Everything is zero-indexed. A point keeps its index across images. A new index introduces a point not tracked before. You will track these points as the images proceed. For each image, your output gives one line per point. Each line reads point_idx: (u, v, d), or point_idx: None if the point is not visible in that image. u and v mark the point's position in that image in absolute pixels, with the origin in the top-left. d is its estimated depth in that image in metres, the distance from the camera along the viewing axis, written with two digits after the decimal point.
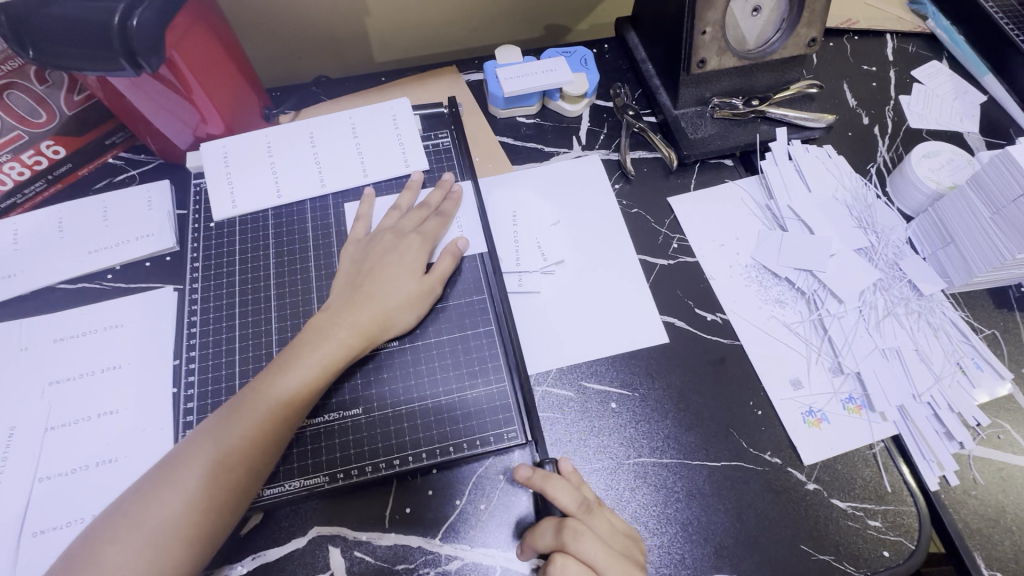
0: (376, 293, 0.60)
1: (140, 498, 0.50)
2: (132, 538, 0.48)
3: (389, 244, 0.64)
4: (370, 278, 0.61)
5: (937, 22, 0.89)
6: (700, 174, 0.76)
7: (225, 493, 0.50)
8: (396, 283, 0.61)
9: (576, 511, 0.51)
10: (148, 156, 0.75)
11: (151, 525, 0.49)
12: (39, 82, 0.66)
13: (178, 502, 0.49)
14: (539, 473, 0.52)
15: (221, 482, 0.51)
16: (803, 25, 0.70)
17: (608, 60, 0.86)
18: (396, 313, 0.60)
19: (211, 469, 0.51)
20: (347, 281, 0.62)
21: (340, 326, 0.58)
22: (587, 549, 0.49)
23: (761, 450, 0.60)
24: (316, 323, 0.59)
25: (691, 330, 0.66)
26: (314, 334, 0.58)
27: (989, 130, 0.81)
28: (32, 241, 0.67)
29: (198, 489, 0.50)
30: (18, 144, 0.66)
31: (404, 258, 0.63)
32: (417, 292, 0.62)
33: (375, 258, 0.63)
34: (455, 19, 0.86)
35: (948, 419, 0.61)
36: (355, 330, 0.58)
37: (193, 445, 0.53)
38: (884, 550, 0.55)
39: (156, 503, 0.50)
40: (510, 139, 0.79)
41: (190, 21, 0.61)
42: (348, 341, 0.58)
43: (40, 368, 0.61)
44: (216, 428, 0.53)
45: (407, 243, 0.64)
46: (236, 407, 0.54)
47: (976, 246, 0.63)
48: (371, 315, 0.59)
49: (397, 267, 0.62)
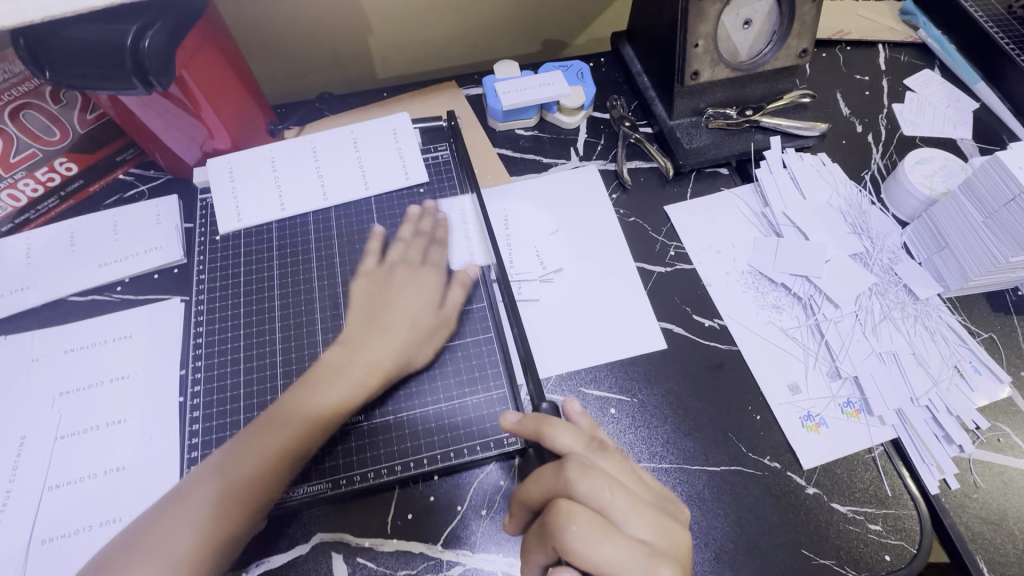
0: (390, 327, 0.62)
1: (152, 521, 0.52)
2: (145, 559, 0.50)
3: (406, 276, 0.66)
4: (382, 318, 0.63)
5: (928, 32, 0.91)
6: (696, 183, 0.78)
7: (234, 520, 0.52)
8: (411, 314, 0.63)
9: (580, 451, 0.48)
10: (158, 172, 0.78)
11: (162, 550, 0.50)
12: (53, 102, 0.68)
13: (189, 529, 0.51)
14: (532, 417, 0.50)
15: (230, 507, 0.53)
16: (793, 38, 0.72)
17: (604, 73, 0.88)
18: (414, 349, 0.62)
19: (221, 498, 0.53)
20: (363, 312, 0.64)
21: (360, 358, 0.60)
22: (595, 484, 0.44)
23: (761, 455, 0.60)
24: (335, 354, 0.61)
25: (688, 336, 0.67)
26: (332, 367, 0.60)
27: (983, 137, 0.81)
28: (45, 254, 0.69)
29: (211, 508, 0.52)
30: (33, 161, 0.69)
31: (421, 292, 0.65)
32: (434, 324, 0.64)
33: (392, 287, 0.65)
34: (454, 35, 0.88)
35: (947, 422, 0.61)
36: (372, 365, 0.60)
37: (206, 472, 0.54)
38: (885, 554, 0.55)
39: (169, 527, 0.51)
40: (509, 151, 0.81)
41: (200, 42, 0.63)
42: (367, 374, 0.59)
43: (50, 378, 0.62)
44: (232, 455, 0.55)
45: (424, 277, 0.66)
46: (251, 438, 0.56)
47: (969, 250, 0.64)
48: (389, 348, 0.61)
49: (409, 305, 0.64)
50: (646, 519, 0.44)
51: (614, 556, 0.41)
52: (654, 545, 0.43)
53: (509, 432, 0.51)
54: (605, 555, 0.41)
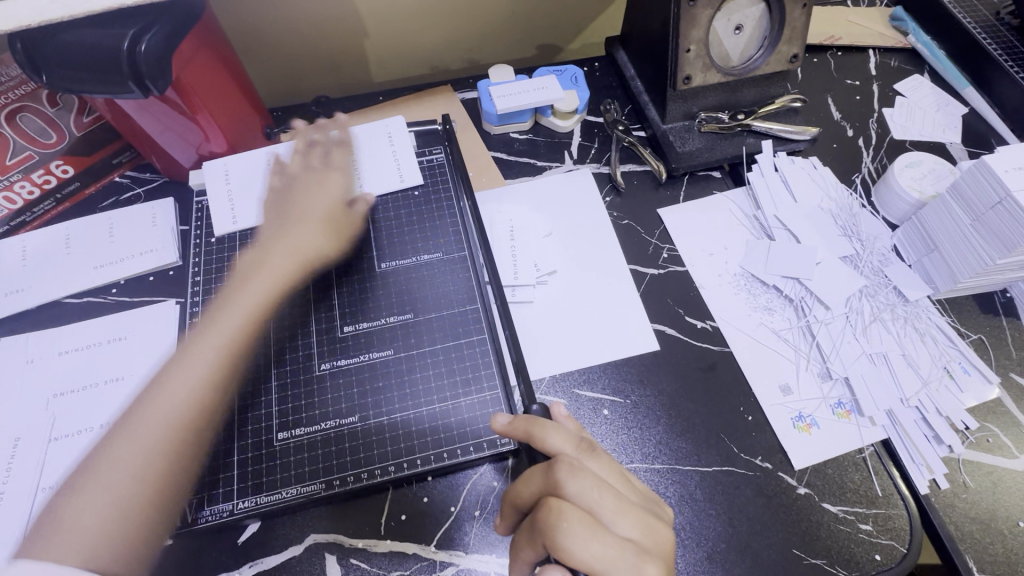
0: (290, 236, 0.67)
1: (103, 448, 0.53)
2: (99, 484, 0.51)
3: (312, 183, 0.71)
4: (336, 232, 0.69)
5: (918, 37, 0.92)
6: (689, 187, 0.78)
7: (193, 429, 0.56)
8: (306, 229, 0.68)
9: (569, 453, 0.48)
10: (154, 174, 0.78)
11: (116, 473, 0.52)
12: (50, 105, 0.71)
13: (139, 451, 0.53)
14: (523, 418, 0.51)
15: (186, 422, 0.56)
16: (783, 43, 0.73)
17: (598, 77, 0.89)
18: (311, 255, 0.67)
19: (175, 417, 0.55)
20: (273, 217, 0.69)
21: (254, 281, 0.65)
22: (584, 484, 0.44)
23: (752, 455, 0.61)
24: (243, 264, 0.67)
25: (681, 338, 0.67)
26: (226, 294, 0.64)
27: (972, 141, 0.82)
28: (40, 256, 0.69)
29: (164, 421, 0.55)
30: (31, 163, 0.71)
31: (324, 192, 0.70)
32: (326, 227, 0.69)
33: (298, 191, 0.70)
34: (449, 40, 0.89)
35: (936, 423, 0.62)
36: (271, 279, 0.65)
37: (153, 395, 0.57)
38: (876, 554, 0.56)
39: (118, 453, 0.53)
40: (504, 154, 0.81)
41: (196, 47, 0.63)
42: (271, 283, 0.65)
43: (44, 380, 0.62)
44: (180, 369, 0.58)
45: (329, 175, 0.72)
46: (194, 347, 0.60)
47: (957, 252, 0.65)
48: (288, 260, 0.66)
49: (314, 206, 0.69)
50: (633, 519, 0.44)
51: (602, 553, 0.41)
52: (640, 543, 0.43)
53: (500, 434, 0.52)
54: (592, 553, 0.41)
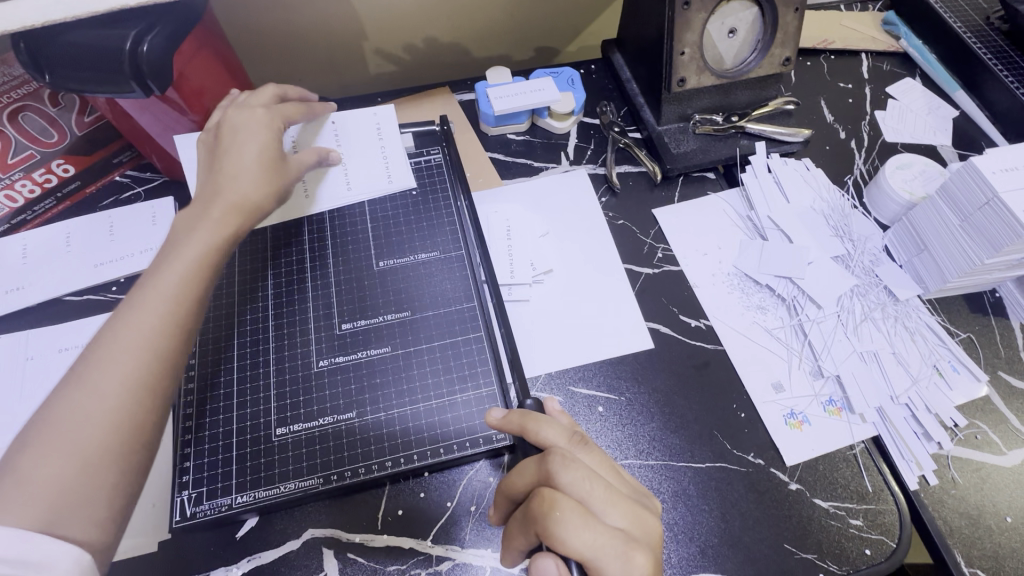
0: (234, 173, 0.60)
1: (49, 407, 0.45)
2: (56, 445, 0.43)
3: (239, 120, 0.63)
4: (271, 176, 0.62)
5: (909, 42, 0.93)
6: (684, 188, 0.79)
7: (155, 380, 0.47)
8: (242, 162, 0.60)
9: (562, 445, 0.49)
10: (154, 174, 0.78)
11: (79, 425, 0.44)
12: (51, 104, 0.73)
13: (106, 397, 0.45)
14: (517, 412, 0.52)
15: (143, 374, 0.47)
16: (776, 46, 0.74)
17: (595, 79, 0.90)
18: (255, 193, 0.60)
19: (134, 363, 0.47)
20: (205, 167, 0.61)
21: (206, 216, 0.57)
22: (577, 475, 0.45)
23: (744, 451, 0.62)
24: (182, 217, 0.57)
25: (675, 336, 0.68)
26: (168, 243, 0.55)
27: (962, 144, 0.84)
28: (41, 254, 0.70)
29: (124, 374, 0.46)
30: (32, 162, 0.73)
31: (256, 131, 0.62)
32: (270, 159, 0.62)
33: (226, 141, 0.61)
34: (447, 42, 0.90)
35: (926, 420, 0.63)
36: (222, 213, 0.57)
37: (97, 352, 0.47)
38: (865, 548, 0.57)
39: (71, 409, 0.44)
40: (501, 155, 0.82)
41: (195, 48, 0.64)
42: (222, 220, 0.57)
43: (45, 376, 0.63)
44: (120, 326, 0.48)
45: (258, 117, 0.63)
46: (136, 302, 0.50)
47: (946, 250, 0.66)
48: (233, 197, 0.58)
49: (248, 141, 0.61)
50: (623, 508, 0.45)
51: (592, 541, 0.42)
52: (629, 533, 0.44)
53: (494, 429, 0.52)
54: (583, 541, 0.42)
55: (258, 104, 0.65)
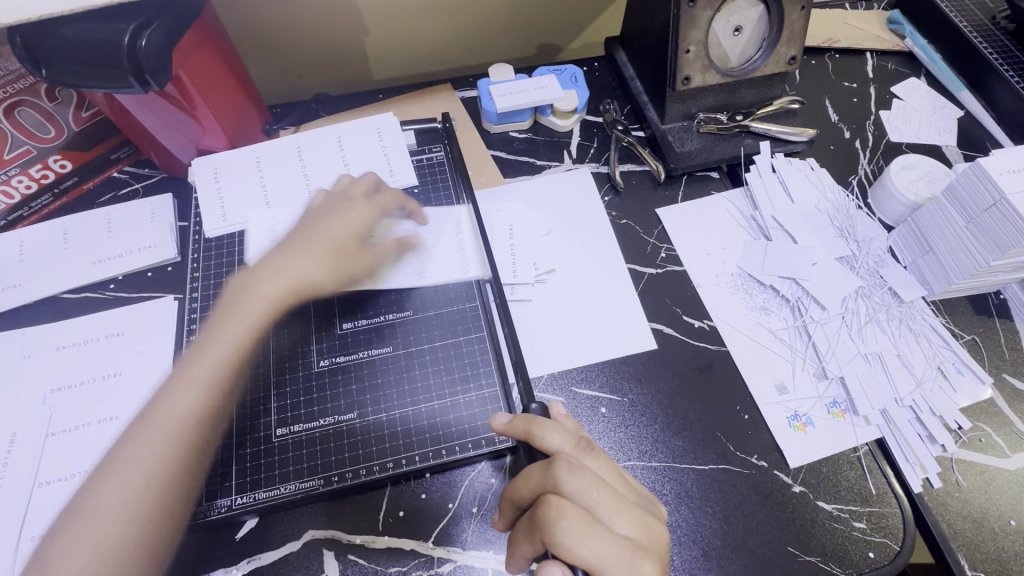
0: (299, 254, 0.65)
1: (86, 495, 0.54)
2: (78, 536, 0.51)
3: (336, 206, 0.68)
4: (337, 267, 0.65)
5: (915, 41, 0.92)
6: (687, 187, 0.79)
7: (157, 479, 0.53)
8: (314, 244, 0.65)
9: (567, 451, 0.48)
10: (152, 170, 0.77)
11: (98, 524, 0.51)
12: (48, 100, 0.69)
13: (116, 497, 0.52)
14: (523, 417, 0.51)
15: (149, 471, 0.53)
16: (782, 44, 0.73)
17: (598, 77, 0.89)
18: (313, 279, 0.64)
19: (141, 465, 0.54)
20: (284, 245, 0.67)
21: (262, 287, 0.64)
22: (584, 483, 0.44)
23: (748, 453, 0.61)
24: (242, 282, 0.65)
25: (678, 337, 0.68)
26: (222, 310, 0.63)
27: (967, 144, 0.83)
28: (38, 251, 0.69)
29: (131, 478, 0.53)
30: (27, 158, 0.69)
31: (344, 219, 0.67)
32: (342, 253, 0.66)
33: (314, 224, 0.67)
34: (450, 38, 0.89)
35: (930, 422, 0.62)
36: (265, 297, 0.63)
37: (135, 434, 0.56)
38: (869, 552, 0.56)
39: (102, 501, 0.52)
40: (503, 153, 0.81)
41: (196, 43, 0.63)
42: (272, 298, 0.63)
43: (42, 375, 0.62)
44: (157, 404, 0.58)
45: (355, 206, 0.69)
46: (167, 388, 0.59)
47: (952, 252, 0.65)
48: (292, 279, 0.64)
49: (328, 228, 0.66)
50: (630, 515, 0.45)
51: (599, 550, 0.42)
52: (636, 541, 0.43)
53: (499, 433, 0.52)
54: (590, 550, 0.42)
55: (362, 193, 0.70)
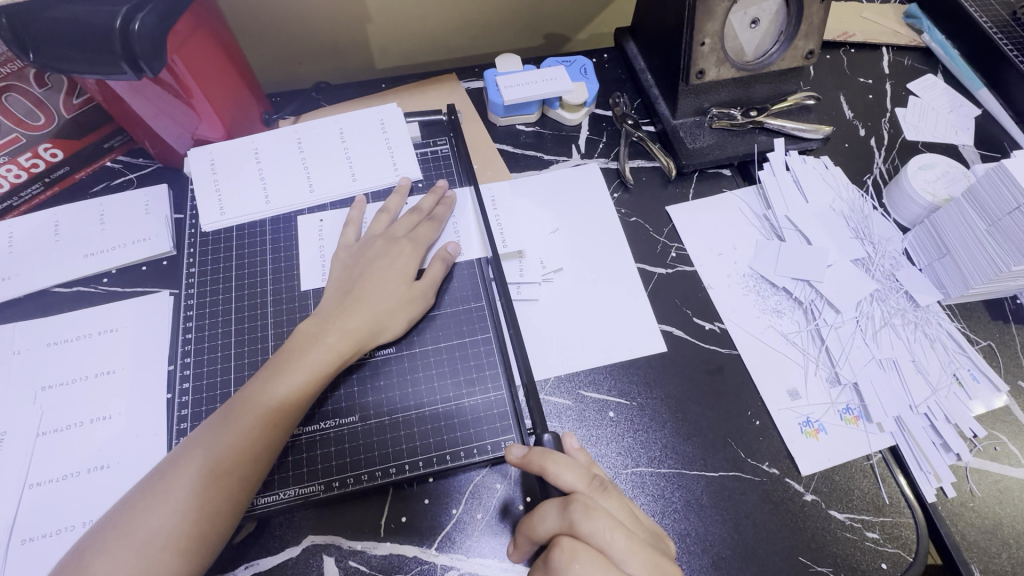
0: (369, 295, 0.60)
1: (131, 507, 0.49)
2: (121, 548, 0.47)
3: (382, 249, 0.63)
4: (404, 307, 0.61)
5: (933, 36, 0.90)
6: (698, 184, 0.77)
7: (216, 501, 0.49)
8: (385, 285, 0.61)
9: (582, 489, 0.48)
10: (147, 160, 0.75)
11: (144, 534, 0.48)
12: (38, 85, 0.68)
13: (169, 512, 0.48)
14: (538, 452, 0.50)
15: (210, 490, 0.49)
16: (799, 38, 0.71)
17: (608, 69, 0.87)
18: (388, 318, 0.60)
19: (203, 479, 0.49)
20: (339, 288, 0.61)
21: (332, 328, 0.57)
22: (598, 526, 0.45)
23: (759, 460, 0.60)
24: (307, 326, 0.58)
25: (688, 339, 0.66)
26: (300, 339, 0.57)
27: (985, 144, 0.81)
28: (28, 242, 0.67)
29: (194, 498, 0.49)
30: (16, 146, 0.68)
31: (395, 263, 0.62)
32: (409, 295, 0.61)
33: (370, 262, 0.62)
34: (456, 26, 0.86)
35: (945, 430, 0.61)
36: (344, 334, 0.57)
37: (188, 450, 0.51)
38: (882, 562, 0.55)
39: (149, 511, 0.48)
40: (509, 147, 0.79)
41: (192, 28, 0.61)
42: (338, 344, 0.57)
43: (32, 371, 0.60)
44: (206, 435, 0.52)
45: (402, 247, 0.64)
46: (224, 418, 0.53)
47: (972, 259, 0.63)
48: (363, 317, 0.58)
49: (388, 271, 0.61)
50: (644, 558, 0.44)
51: None
52: None
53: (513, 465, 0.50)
54: None
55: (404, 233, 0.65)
